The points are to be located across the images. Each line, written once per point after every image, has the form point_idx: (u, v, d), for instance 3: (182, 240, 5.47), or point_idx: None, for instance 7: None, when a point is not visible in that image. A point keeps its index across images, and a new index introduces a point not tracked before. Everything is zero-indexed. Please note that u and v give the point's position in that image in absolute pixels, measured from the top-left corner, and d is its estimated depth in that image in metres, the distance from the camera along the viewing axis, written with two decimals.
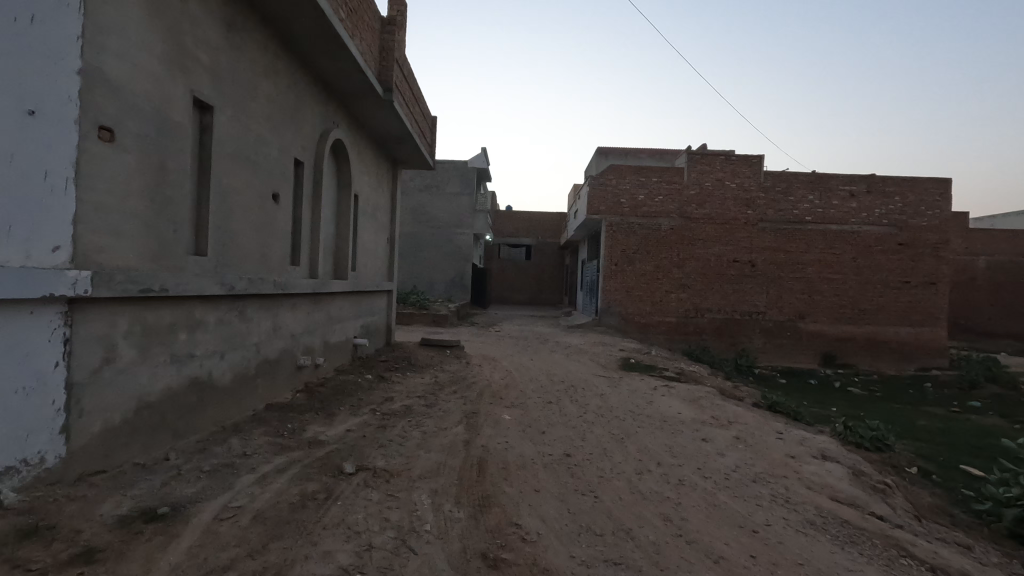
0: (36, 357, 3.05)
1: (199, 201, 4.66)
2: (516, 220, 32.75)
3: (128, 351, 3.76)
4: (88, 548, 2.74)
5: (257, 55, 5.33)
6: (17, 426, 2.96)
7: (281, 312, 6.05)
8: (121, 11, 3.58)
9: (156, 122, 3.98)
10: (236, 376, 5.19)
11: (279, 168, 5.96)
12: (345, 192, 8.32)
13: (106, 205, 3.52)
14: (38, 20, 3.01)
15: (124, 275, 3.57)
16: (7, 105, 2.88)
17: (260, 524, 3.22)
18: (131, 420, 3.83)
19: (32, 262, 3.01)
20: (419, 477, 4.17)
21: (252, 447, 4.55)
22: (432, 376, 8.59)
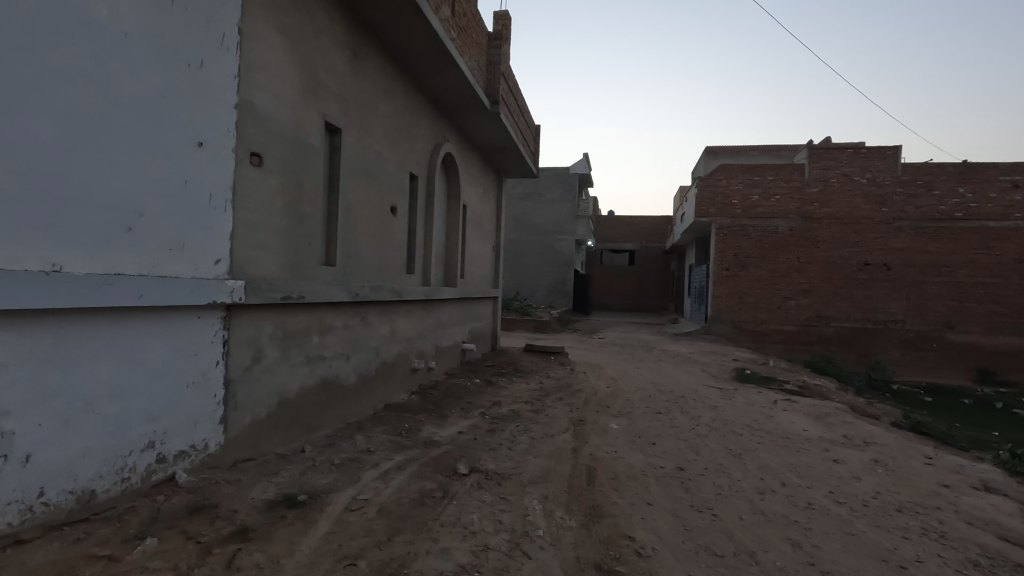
0: (202, 356, 3.50)
1: (329, 217, 5.11)
2: (619, 225, 32.27)
3: (272, 353, 4.21)
4: (243, 527, 3.08)
5: (377, 79, 5.76)
6: (187, 416, 3.42)
7: (397, 318, 6.45)
8: (268, 49, 4.03)
9: (296, 146, 4.43)
10: (359, 377, 5.60)
11: (396, 182, 6.37)
12: (454, 202, 8.69)
13: (255, 223, 3.98)
14: (205, 64, 3.45)
15: (269, 284, 4.00)
16: (184, 139, 3.32)
17: (384, 517, 3.44)
18: (274, 414, 4.27)
19: (199, 274, 3.45)
20: (529, 482, 4.22)
21: (375, 443, 4.88)
22: (538, 382, 8.65)
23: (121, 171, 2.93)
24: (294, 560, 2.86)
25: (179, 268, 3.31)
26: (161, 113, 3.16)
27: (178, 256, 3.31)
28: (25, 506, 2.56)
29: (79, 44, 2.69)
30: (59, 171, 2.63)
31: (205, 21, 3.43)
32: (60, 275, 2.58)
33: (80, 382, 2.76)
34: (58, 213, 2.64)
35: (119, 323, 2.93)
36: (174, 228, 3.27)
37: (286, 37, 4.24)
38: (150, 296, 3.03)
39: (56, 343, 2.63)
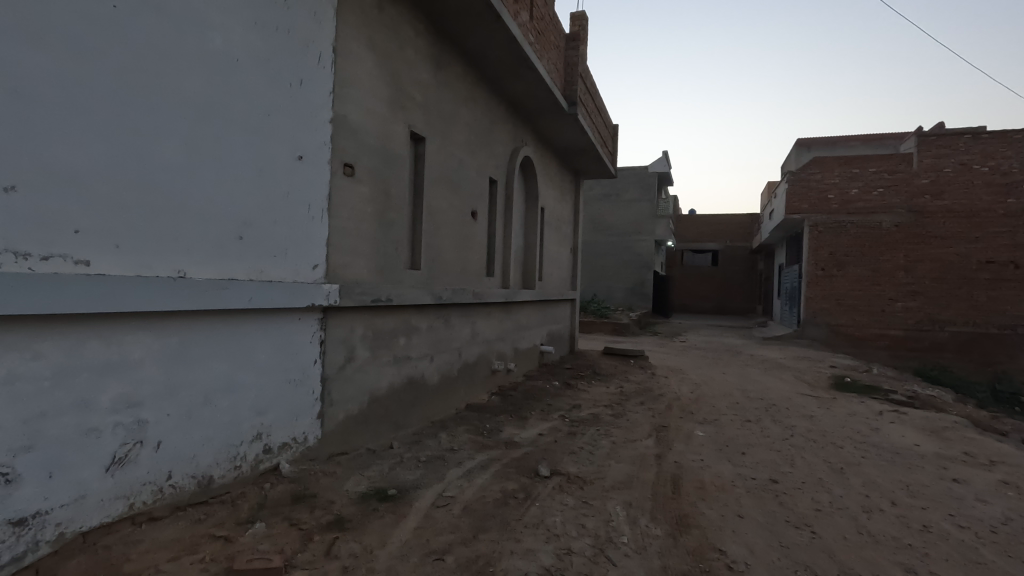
0: (302, 355, 3.76)
1: (414, 222, 5.32)
2: (700, 224, 31.09)
3: (363, 352, 4.44)
4: (340, 517, 3.27)
5: (458, 87, 5.92)
6: (289, 411, 3.68)
7: (478, 319, 6.58)
8: (359, 66, 4.27)
9: (384, 156, 4.65)
10: (442, 377, 5.77)
11: (476, 187, 6.51)
12: (532, 205, 8.75)
13: (348, 230, 4.22)
14: (304, 82, 3.71)
15: (361, 288, 4.23)
16: (286, 153, 3.58)
17: (469, 515, 3.52)
18: (365, 411, 4.49)
19: (299, 278, 3.71)
20: (612, 488, 4.16)
21: (458, 442, 5.01)
22: (617, 385, 8.50)
23: (233, 184, 3.20)
24: (387, 551, 3.00)
25: (282, 273, 3.57)
26: (266, 130, 3.42)
27: (281, 262, 3.57)
28: (156, 487, 2.86)
29: (199, 71, 2.97)
30: (183, 187, 2.91)
31: (304, 42, 3.68)
32: (184, 281, 2.86)
33: (200, 376, 3.04)
34: (183, 224, 2.92)
35: (232, 324, 3.21)
36: (278, 236, 3.53)
37: (375, 53, 4.46)
38: (258, 299, 3.30)
39: (181, 340, 2.92)
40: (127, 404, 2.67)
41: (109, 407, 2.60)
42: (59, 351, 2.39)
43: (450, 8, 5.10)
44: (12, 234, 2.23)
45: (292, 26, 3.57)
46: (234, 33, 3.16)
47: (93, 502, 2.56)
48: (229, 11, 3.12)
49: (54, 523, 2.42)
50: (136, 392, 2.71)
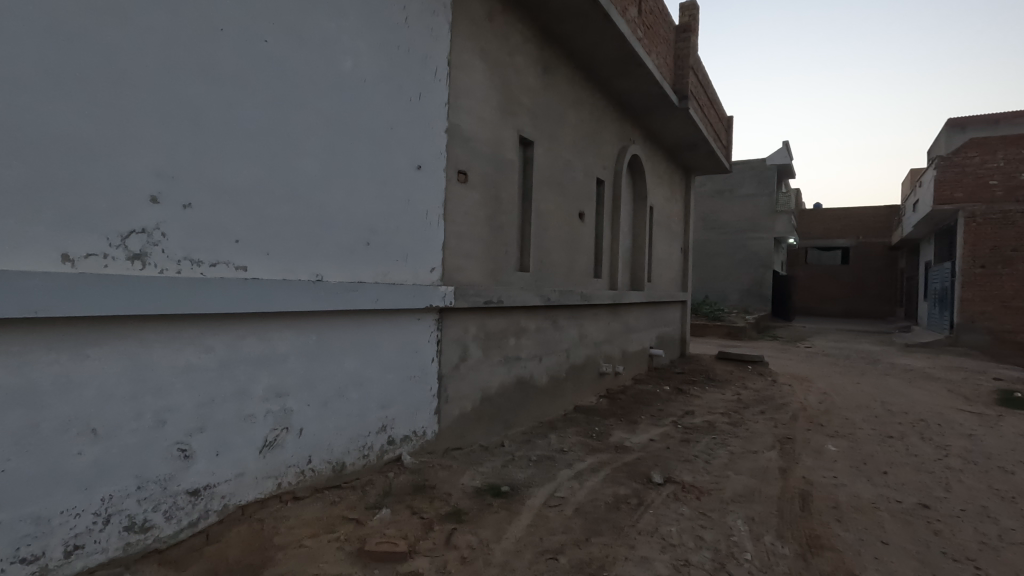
0: (421, 353, 3.99)
1: (523, 225, 5.42)
2: (828, 219, 28.43)
3: (476, 351, 4.60)
4: (456, 509, 3.41)
5: (565, 89, 5.94)
6: (410, 405, 3.92)
7: (586, 321, 6.54)
8: (471, 76, 4.43)
9: (495, 162, 4.79)
10: (551, 379, 5.81)
11: (584, 188, 6.48)
12: (641, 205, 8.54)
13: (462, 234, 4.40)
14: (423, 96, 3.92)
15: (474, 289, 4.39)
16: (406, 164, 3.80)
17: (581, 517, 3.51)
18: (478, 408, 4.66)
19: (418, 281, 3.94)
20: (732, 500, 3.93)
21: (567, 444, 5.02)
22: (734, 392, 8.02)
23: (361, 195, 3.47)
24: (502, 545, 3.08)
25: (404, 276, 3.81)
26: (389, 143, 3.66)
27: (402, 266, 3.80)
28: (298, 469, 3.17)
29: (333, 93, 3.26)
30: (319, 199, 3.20)
31: (422, 58, 3.90)
32: (321, 284, 3.15)
33: (334, 371, 3.34)
34: (320, 232, 3.22)
35: (361, 323, 3.49)
36: (400, 242, 3.77)
37: (486, 63, 4.61)
38: (383, 300, 3.55)
39: (319, 338, 3.22)
40: (275, 394, 3.00)
41: (261, 396, 2.93)
42: (223, 345, 2.74)
43: (558, 11, 5.14)
44: (189, 244, 2.58)
45: (412, 44, 3.81)
46: (362, 55, 3.44)
47: (249, 479, 2.90)
48: (358, 36, 3.40)
49: (219, 495, 2.78)
50: (283, 383, 3.03)
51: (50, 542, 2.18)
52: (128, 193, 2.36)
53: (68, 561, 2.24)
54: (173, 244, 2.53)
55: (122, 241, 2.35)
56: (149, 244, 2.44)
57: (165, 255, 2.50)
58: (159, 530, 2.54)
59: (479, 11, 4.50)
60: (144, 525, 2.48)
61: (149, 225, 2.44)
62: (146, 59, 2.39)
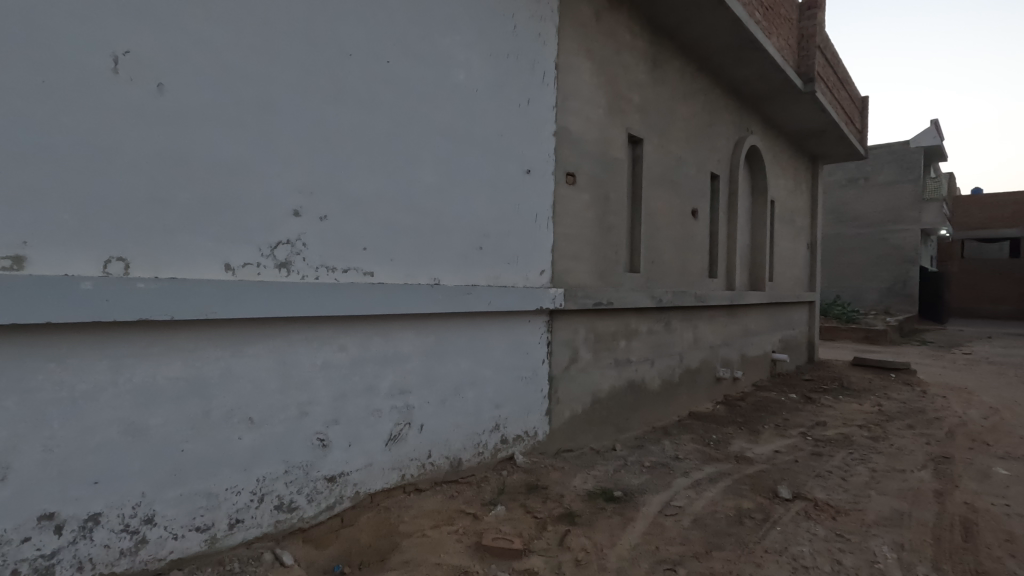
0: (532, 354, 4.05)
1: (632, 225, 5.30)
2: (991, 206, 24.61)
3: (586, 354, 4.58)
4: (570, 511, 3.41)
5: (676, 82, 5.72)
6: (522, 406, 3.99)
7: (701, 323, 6.24)
8: (578, 78, 4.43)
9: (604, 162, 4.74)
10: (663, 383, 5.62)
11: (697, 184, 6.20)
12: (760, 199, 7.98)
13: (571, 235, 4.40)
14: (531, 101, 3.98)
15: (584, 291, 4.37)
16: (516, 168, 3.88)
17: (701, 528, 3.35)
18: (589, 411, 4.63)
19: (529, 283, 4.00)
20: (876, 523, 3.53)
21: (683, 451, 4.82)
22: (874, 403, 7.21)
23: (474, 201, 3.60)
24: (617, 551, 3.03)
25: (515, 279, 3.89)
26: (500, 149, 3.76)
27: (513, 269, 3.88)
28: (420, 463, 3.36)
29: (447, 105, 3.42)
30: (436, 207, 3.37)
31: (530, 64, 3.96)
32: (439, 287, 3.32)
33: (451, 371, 3.49)
34: (438, 238, 3.39)
35: (475, 324, 3.62)
36: (511, 246, 3.86)
37: (594, 62, 4.57)
38: (495, 302, 3.65)
39: (437, 339, 3.39)
40: (399, 390, 3.21)
41: (387, 392, 3.15)
42: (354, 345, 2.98)
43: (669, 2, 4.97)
44: (325, 253, 2.84)
45: (520, 51, 3.88)
46: (474, 67, 3.57)
47: (377, 469, 3.13)
48: (469, 48, 3.53)
49: (352, 483, 3.02)
50: (406, 381, 3.23)
51: (217, 515, 2.50)
52: (275, 208, 2.65)
53: (232, 533, 2.55)
54: (312, 252, 2.79)
55: (272, 251, 2.65)
56: (293, 253, 2.72)
57: (306, 263, 2.77)
58: (303, 511, 2.81)
59: (586, 11, 4.49)
60: (291, 505, 2.76)
61: (293, 236, 2.72)
62: (287, 88, 2.67)
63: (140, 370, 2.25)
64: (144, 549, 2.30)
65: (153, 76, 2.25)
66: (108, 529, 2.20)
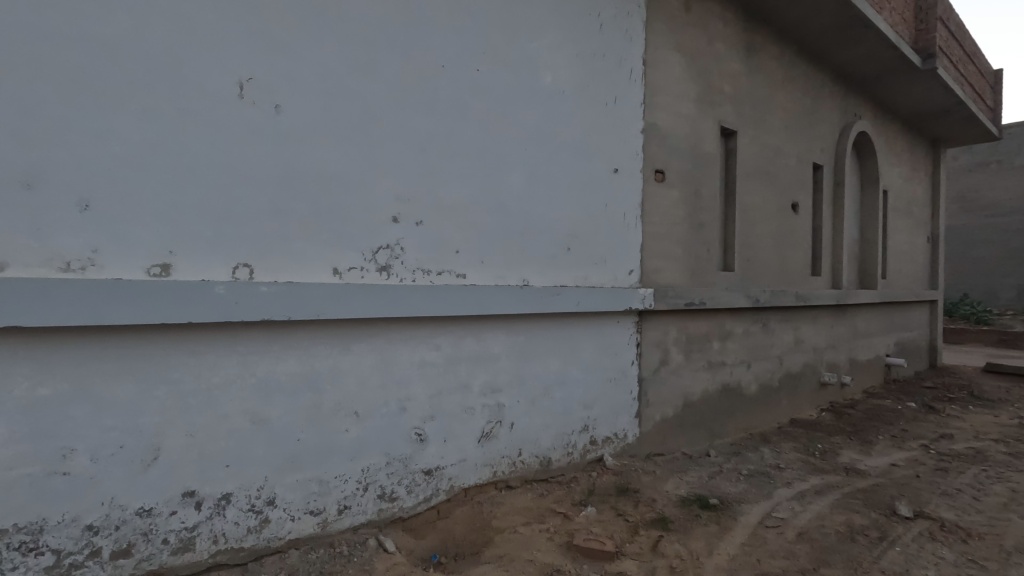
0: (621, 355, 3.99)
1: (726, 221, 5.07)
2: None
3: (677, 356, 4.44)
4: (663, 517, 3.33)
5: (773, 68, 5.40)
6: (611, 407, 3.96)
7: (803, 324, 5.85)
8: (667, 72, 4.31)
9: (695, 157, 4.58)
10: (761, 387, 5.33)
11: (798, 176, 5.81)
12: (870, 189, 7.34)
13: (661, 234, 4.30)
14: (618, 99, 3.93)
15: (674, 291, 4.25)
16: (603, 167, 3.85)
17: (807, 543, 3.15)
18: (681, 414, 4.49)
19: (617, 283, 3.96)
20: (1018, 550, 3.13)
21: (784, 460, 4.54)
22: (1013, 415, 6.38)
23: (562, 202, 3.62)
24: (714, 561, 2.92)
25: (603, 279, 3.86)
26: (588, 149, 3.75)
27: (601, 269, 3.85)
28: (511, 460, 3.43)
29: (535, 108, 3.47)
30: (525, 209, 3.43)
31: (617, 62, 3.92)
32: (528, 288, 3.37)
33: (541, 371, 3.53)
34: (526, 240, 3.44)
35: (563, 325, 3.63)
36: (600, 246, 3.84)
37: (683, 55, 4.43)
38: (583, 303, 3.64)
39: (526, 339, 3.45)
40: (490, 389, 3.29)
41: (479, 390, 3.24)
42: (448, 344, 3.10)
43: None
44: (422, 256, 2.98)
45: (607, 50, 3.85)
46: (560, 69, 3.59)
47: (471, 465, 3.24)
48: (556, 50, 3.56)
49: (447, 476, 3.14)
50: (497, 380, 3.32)
51: (328, 500, 2.71)
52: (377, 215, 2.82)
53: (341, 518, 2.75)
54: (409, 256, 2.94)
55: (374, 256, 2.82)
56: (392, 257, 2.88)
57: (405, 266, 2.92)
58: (403, 501, 2.96)
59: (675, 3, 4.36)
60: (392, 495, 2.93)
61: (392, 241, 2.88)
62: (386, 101, 2.83)
63: (262, 366, 2.48)
64: (268, 527, 2.54)
65: (272, 99, 2.49)
66: (238, 508, 2.45)
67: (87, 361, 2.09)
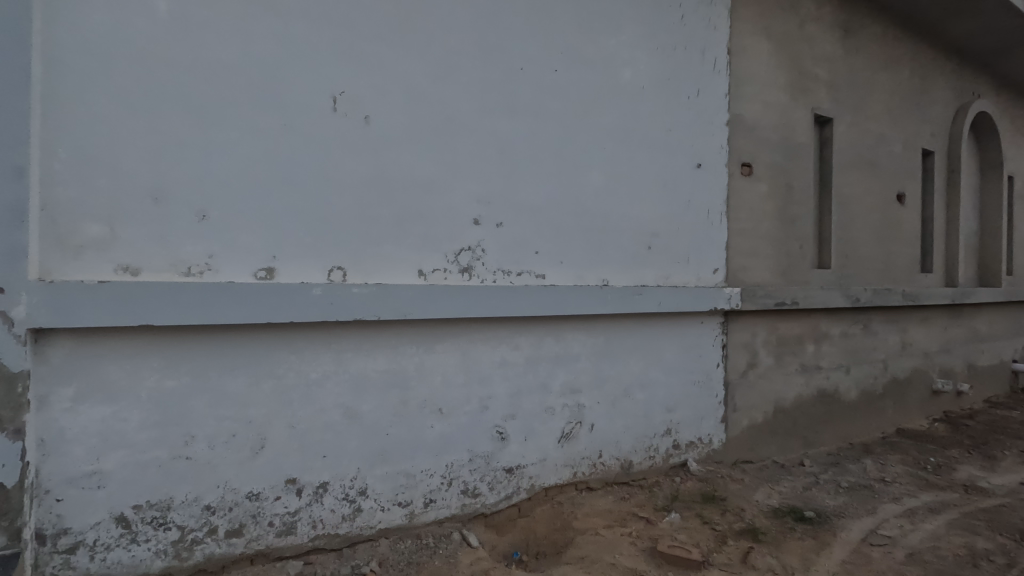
0: (705, 357, 3.85)
1: (821, 215, 4.74)
2: None
3: (767, 358, 4.21)
4: (753, 527, 3.18)
5: (874, 49, 4.98)
6: (695, 411, 3.82)
7: (911, 326, 5.35)
8: (754, 60, 4.10)
9: (785, 148, 4.32)
10: (862, 394, 4.94)
11: (904, 164, 5.32)
12: (992, 176, 6.59)
13: (749, 231, 4.10)
14: (701, 91, 3.79)
15: (764, 291, 4.03)
16: (686, 163, 3.73)
17: (919, 566, 2.88)
18: (771, 421, 4.26)
19: (701, 282, 3.81)
20: None
21: (891, 473, 4.18)
22: None
23: (642, 199, 3.54)
24: None
25: (686, 278, 3.73)
26: (669, 144, 3.65)
27: (684, 268, 3.73)
28: (591, 462, 3.40)
29: (614, 106, 3.42)
30: (604, 208, 3.39)
31: (700, 52, 3.77)
32: (608, 288, 3.32)
33: (621, 372, 3.48)
34: (606, 239, 3.40)
35: (644, 326, 3.56)
36: (682, 244, 3.72)
37: (772, 41, 4.19)
38: (665, 303, 3.54)
39: (606, 339, 3.41)
40: (570, 389, 3.29)
41: (559, 391, 3.25)
42: (529, 344, 3.12)
43: None
44: (502, 257, 3.03)
45: (689, 41, 3.72)
46: (640, 64, 3.51)
47: (551, 464, 3.24)
48: (635, 45, 3.49)
49: (528, 476, 3.17)
50: (576, 380, 3.30)
51: (415, 493, 2.82)
52: (460, 218, 2.90)
53: (427, 510, 2.85)
54: (490, 257, 3.00)
55: (456, 258, 2.90)
56: (474, 258, 2.95)
57: (486, 267, 2.98)
58: (485, 498, 3.03)
59: None
60: (475, 491, 2.99)
61: (474, 242, 2.94)
62: (467, 106, 2.90)
63: (355, 363, 2.62)
64: (360, 516, 2.68)
65: (362, 111, 2.62)
66: (334, 496, 2.61)
67: (204, 357, 2.30)
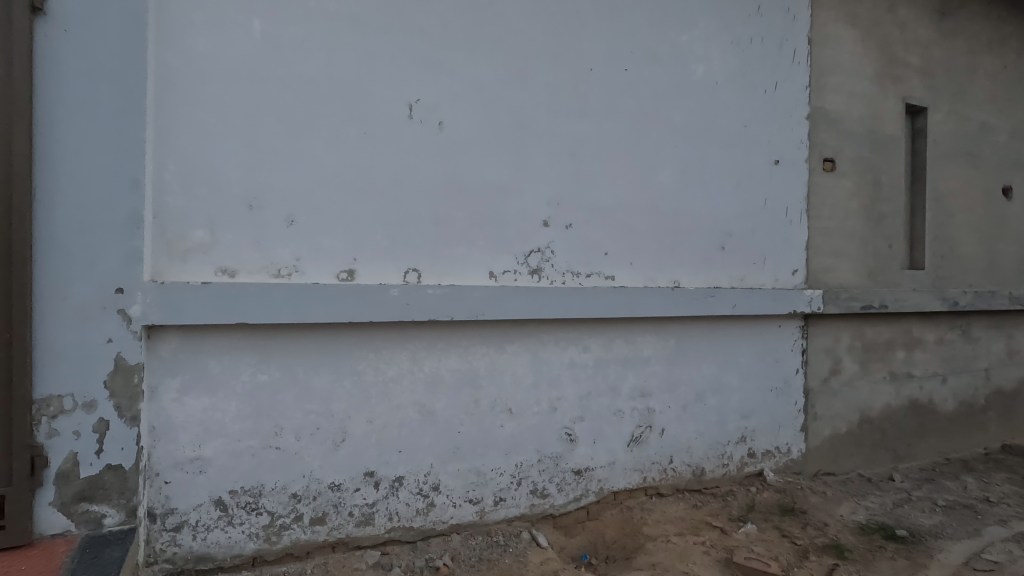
0: (784, 361, 3.67)
1: (913, 211, 4.41)
2: None
3: (852, 365, 3.97)
4: (837, 544, 3.00)
5: (976, 30, 4.58)
6: (772, 418, 3.66)
7: (1019, 332, 4.87)
8: (838, 49, 3.87)
9: (873, 141, 4.05)
10: (961, 406, 4.55)
11: (1011, 154, 4.86)
12: None
13: (832, 230, 3.88)
14: (779, 85, 3.63)
15: (848, 293, 3.81)
16: (762, 159, 3.58)
17: None
18: (856, 431, 4.01)
19: (779, 283, 3.65)
20: None
21: (995, 493, 3.83)
22: None
23: (716, 198, 3.43)
24: None
25: (763, 280, 3.58)
26: (745, 140, 3.51)
27: (761, 269, 3.58)
28: (662, 467, 3.33)
29: (686, 103, 3.33)
30: (676, 208, 3.31)
31: (778, 44, 3.61)
32: (680, 289, 3.25)
33: (693, 376, 3.39)
34: (678, 239, 3.32)
35: (717, 329, 3.44)
36: (759, 244, 3.57)
37: (858, 28, 3.95)
38: (741, 305, 3.42)
39: (677, 342, 3.33)
40: (640, 393, 3.23)
41: (629, 394, 3.20)
42: (598, 346, 3.10)
43: None
44: (571, 259, 3.03)
45: (766, 32, 3.57)
46: (714, 60, 3.41)
47: (620, 468, 3.20)
48: (709, 40, 3.39)
49: (597, 478, 3.15)
50: (647, 384, 3.25)
51: (486, 491, 2.87)
52: (530, 220, 2.92)
53: (497, 509, 2.90)
54: (559, 259, 3.00)
55: (526, 259, 2.92)
56: (543, 260, 2.96)
57: (555, 269, 2.99)
58: (554, 499, 3.03)
59: None
60: (544, 492, 3.00)
61: (544, 244, 2.96)
62: (538, 109, 2.92)
63: (429, 362, 2.70)
64: (433, 511, 2.76)
65: (436, 117, 2.70)
66: (409, 491, 2.70)
67: (292, 353, 2.45)
